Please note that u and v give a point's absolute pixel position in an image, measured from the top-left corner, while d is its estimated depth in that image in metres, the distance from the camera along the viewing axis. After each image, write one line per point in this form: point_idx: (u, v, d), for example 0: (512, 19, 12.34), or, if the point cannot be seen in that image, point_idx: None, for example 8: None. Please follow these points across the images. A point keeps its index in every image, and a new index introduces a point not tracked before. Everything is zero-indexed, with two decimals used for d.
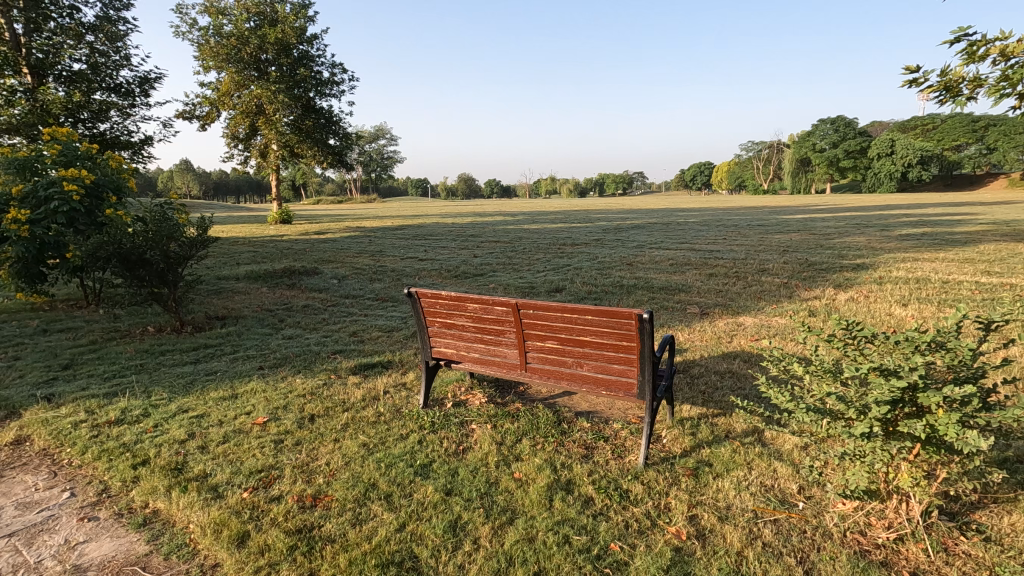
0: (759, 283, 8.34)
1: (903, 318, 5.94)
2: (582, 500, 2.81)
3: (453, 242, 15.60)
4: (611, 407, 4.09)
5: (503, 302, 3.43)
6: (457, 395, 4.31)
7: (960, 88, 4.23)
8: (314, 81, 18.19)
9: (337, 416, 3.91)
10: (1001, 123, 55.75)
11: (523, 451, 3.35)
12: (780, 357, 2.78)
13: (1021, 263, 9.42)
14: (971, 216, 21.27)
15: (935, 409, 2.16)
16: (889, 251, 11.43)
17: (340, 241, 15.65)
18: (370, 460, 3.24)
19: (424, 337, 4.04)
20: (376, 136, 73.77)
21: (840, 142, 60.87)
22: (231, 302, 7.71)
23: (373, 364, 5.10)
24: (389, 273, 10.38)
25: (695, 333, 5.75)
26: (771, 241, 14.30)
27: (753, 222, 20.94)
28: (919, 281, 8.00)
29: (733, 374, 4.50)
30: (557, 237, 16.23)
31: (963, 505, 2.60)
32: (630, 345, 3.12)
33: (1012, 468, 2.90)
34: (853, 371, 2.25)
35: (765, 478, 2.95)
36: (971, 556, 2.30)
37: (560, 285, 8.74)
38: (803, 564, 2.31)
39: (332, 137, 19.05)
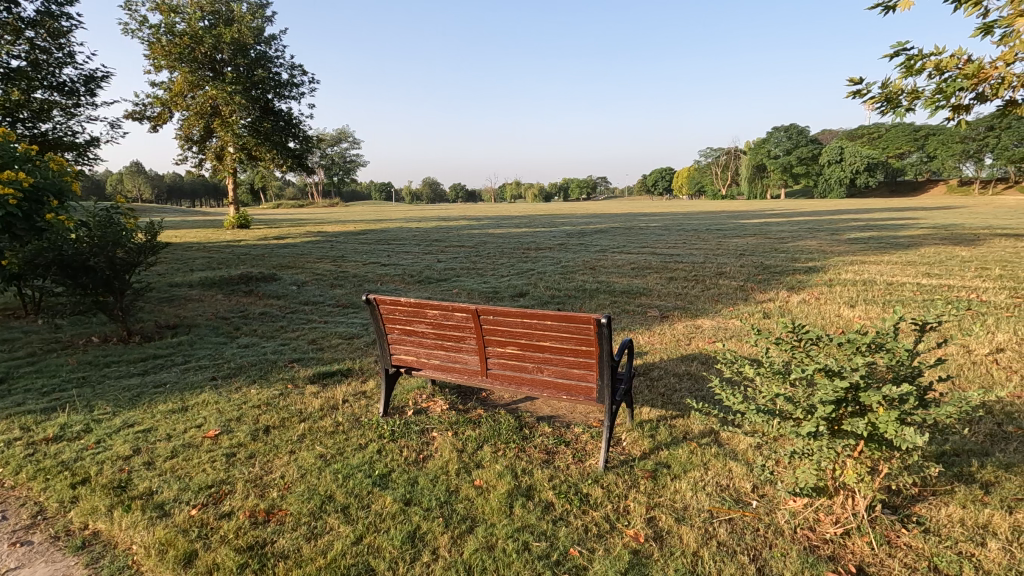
0: (717, 286, 8.57)
1: (851, 319, 6.20)
2: (542, 506, 2.81)
3: (417, 247, 15.49)
4: (572, 411, 4.11)
5: (462, 308, 3.41)
6: (418, 402, 4.26)
7: (900, 99, 4.51)
8: (272, 82, 17.78)
9: (293, 427, 3.80)
10: (940, 132, 59.02)
11: (484, 458, 3.33)
12: (733, 360, 2.85)
13: (958, 265, 9.97)
14: (913, 220, 22.42)
15: (876, 408, 2.26)
16: (839, 255, 11.92)
17: (300, 246, 15.27)
18: (327, 472, 3.16)
19: (383, 344, 3.97)
20: (338, 139, 72.55)
21: (793, 149, 63.26)
22: (183, 310, 7.42)
23: (333, 372, 4.99)
24: (351, 279, 10.21)
25: (655, 336, 5.85)
26: (728, 244, 14.75)
27: (711, 226, 21.56)
28: (866, 283, 8.36)
29: (691, 377, 4.60)
30: (521, 242, 16.31)
31: (904, 498, 2.71)
32: (588, 349, 3.15)
33: (948, 461, 3.05)
34: (800, 372, 2.34)
35: (720, 478, 3.02)
36: (911, 547, 2.39)
37: (524, 290, 8.77)
38: (756, 561, 2.37)
39: (292, 140, 18.64)
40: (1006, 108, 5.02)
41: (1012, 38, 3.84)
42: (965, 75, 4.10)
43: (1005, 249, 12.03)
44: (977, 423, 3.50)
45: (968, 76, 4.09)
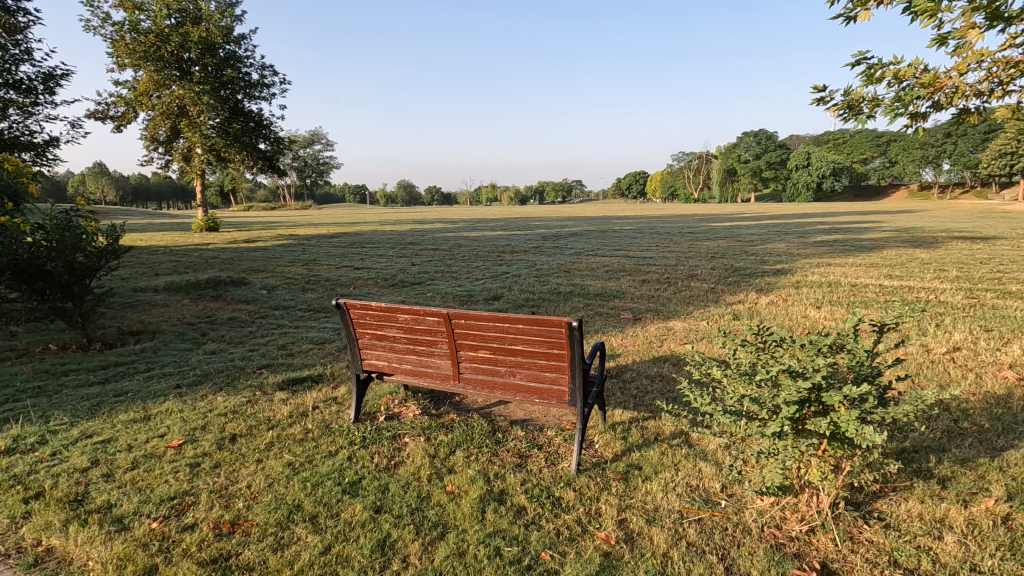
0: (689, 288, 8.70)
1: (817, 320, 6.36)
2: (514, 511, 2.80)
3: (391, 250, 15.35)
4: (545, 414, 4.12)
5: (434, 312, 3.39)
6: (390, 407, 4.21)
7: (861, 107, 4.65)
8: (242, 83, 17.43)
9: (261, 435, 3.71)
10: (901, 138, 61.10)
11: (456, 463, 3.30)
12: (702, 362, 2.89)
13: (917, 266, 10.34)
14: (876, 223, 23.29)
15: (837, 407, 2.32)
16: (806, 257, 12.23)
17: (271, 250, 14.98)
18: (295, 481, 3.09)
19: (354, 350, 3.91)
20: (311, 141, 71.47)
21: (762, 154, 64.73)
22: (147, 316, 7.19)
23: (303, 378, 4.90)
24: (323, 282, 10.06)
25: (628, 338, 5.90)
26: (700, 247, 15.01)
27: (683, 230, 21.90)
28: (831, 285, 8.59)
29: (662, 378, 4.65)
30: (496, 245, 16.33)
31: (866, 495, 2.79)
32: (560, 352, 3.15)
33: (907, 458, 3.14)
34: (765, 373, 2.39)
35: (691, 478, 3.05)
36: (873, 543, 2.45)
37: (498, 293, 8.77)
38: (724, 561, 2.40)
39: (263, 141, 18.30)
40: (961, 117, 5.22)
41: (966, 49, 4.00)
42: (921, 84, 4.26)
43: (962, 252, 12.49)
44: (935, 420, 3.61)
45: (924, 84, 4.25)
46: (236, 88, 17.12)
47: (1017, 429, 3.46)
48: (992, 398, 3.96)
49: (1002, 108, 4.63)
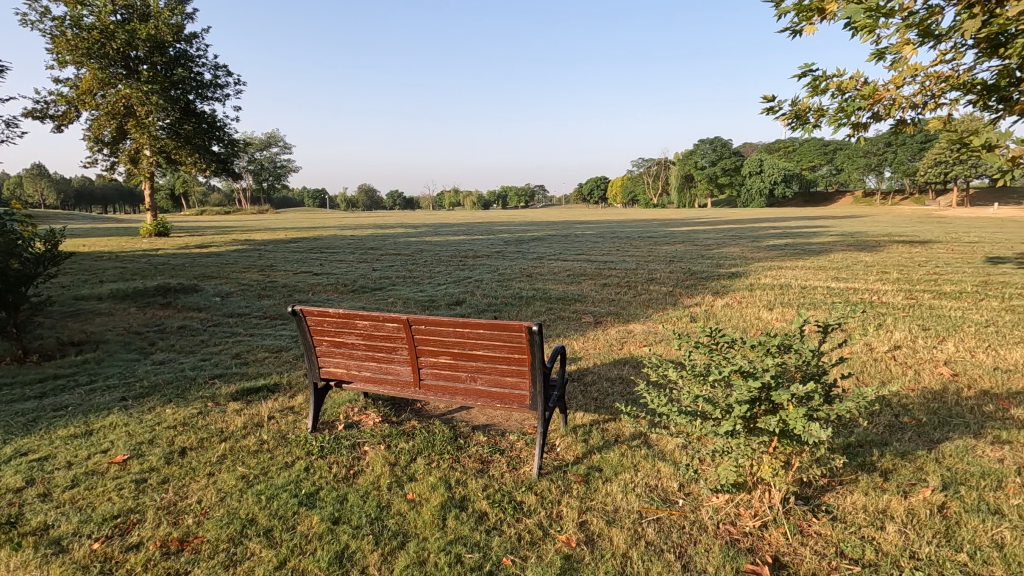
0: (648, 291, 8.89)
1: (769, 322, 6.60)
2: (475, 516, 2.78)
3: (352, 255, 15.11)
4: (507, 419, 4.13)
5: (393, 318, 3.35)
6: (349, 416, 4.12)
7: (808, 116, 4.90)
8: (194, 82, 16.87)
9: (213, 448, 3.58)
10: (846, 147, 64.12)
11: (417, 471, 3.26)
12: (659, 363, 2.95)
13: (861, 269, 10.88)
14: (823, 228, 24.41)
15: (786, 405, 2.41)
16: (759, 261, 12.69)
17: (225, 255, 14.50)
18: (249, 494, 2.99)
19: (311, 358, 3.82)
20: (267, 144, 69.65)
21: (718, 161, 66.69)
22: (90, 326, 6.83)
23: (258, 388, 4.75)
24: (280, 289, 9.79)
25: (589, 341, 5.98)
26: (659, 251, 15.36)
27: (643, 234, 22.38)
28: (782, 287, 8.92)
29: (622, 380, 4.73)
30: (458, 250, 16.27)
31: (815, 489, 2.90)
32: (520, 356, 3.16)
33: (853, 452, 3.29)
34: (718, 373, 2.46)
35: (650, 478, 3.11)
36: (821, 535, 2.55)
37: (460, 298, 8.74)
38: (681, 558, 2.45)
39: (216, 144, 17.73)
40: (898, 128, 5.55)
41: (901, 63, 4.27)
42: (862, 96, 4.52)
43: (902, 254, 13.20)
44: (877, 415, 3.79)
45: (865, 96, 4.52)
46: (188, 88, 16.55)
47: (951, 422, 3.67)
48: (929, 393, 4.19)
49: (933, 119, 4.96)
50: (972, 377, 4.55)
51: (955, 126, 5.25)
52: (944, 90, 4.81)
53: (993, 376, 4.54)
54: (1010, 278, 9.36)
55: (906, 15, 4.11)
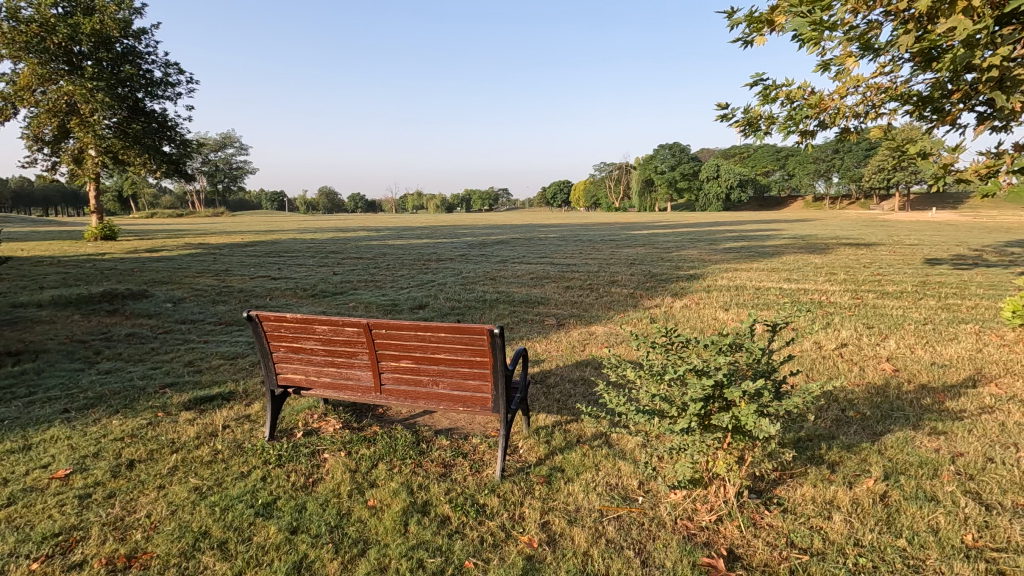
0: (610, 293, 9.03)
1: (724, 322, 6.82)
2: (437, 521, 2.77)
3: (312, 259, 14.82)
4: (471, 422, 4.12)
5: (353, 323, 3.30)
6: (308, 423, 4.04)
7: (759, 123, 5.10)
8: (143, 80, 16.21)
9: (164, 459, 3.45)
10: (797, 154, 66.70)
11: (378, 477, 3.22)
12: (618, 364, 3.00)
13: (811, 270, 11.34)
14: (776, 230, 25.28)
15: (739, 401, 2.51)
16: (716, 263, 13.08)
17: (177, 260, 13.96)
18: (203, 506, 2.90)
19: (268, 364, 3.72)
20: (222, 145, 67.49)
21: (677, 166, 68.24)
22: (29, 335, 6.47)
23: (213, 396, 4.59)
24: (236, 294, 9.51)
25: (552, 343, 6.03)
26: (621, 254, 15.64)
27: (605, 237, 22.71)
28: (738, 289, 9.23)
29: (583, 381, 4.80)
30: (422, 253, 16.17)
31: (767, 482, 3.01)
32: (482, 360, 3.17)
33: (802, 446, 3.43)
34: (674, 372, 2.54)
35: (611, 477, 3.16)
36: (773, 527, 2.65)
37: (423, 301, 8.67)
38: (640, 554, 2.50)
39: (167, 144, 17.04)
40: (843, 137, 5.82)
41: (845, 74, 4.49)
42: (809, 104, 4.74)
43: (849, 256, 13.80)
44: (826, 410, 3.96)
45: (812, 105, 4.73)
46: (136, 86, 15.89)
47: (893, 415, 3.87)
48: (873, 388, 4.41)
49: (874, 128, 5.24)
50: (912, 372, 4.81)
51: (894, 135, 5.55)
52: (883, 100, 5.09)
53: (930, 371, 4.81)
54: (946, 278, 9.93)
55: (849, 29, 4.32)
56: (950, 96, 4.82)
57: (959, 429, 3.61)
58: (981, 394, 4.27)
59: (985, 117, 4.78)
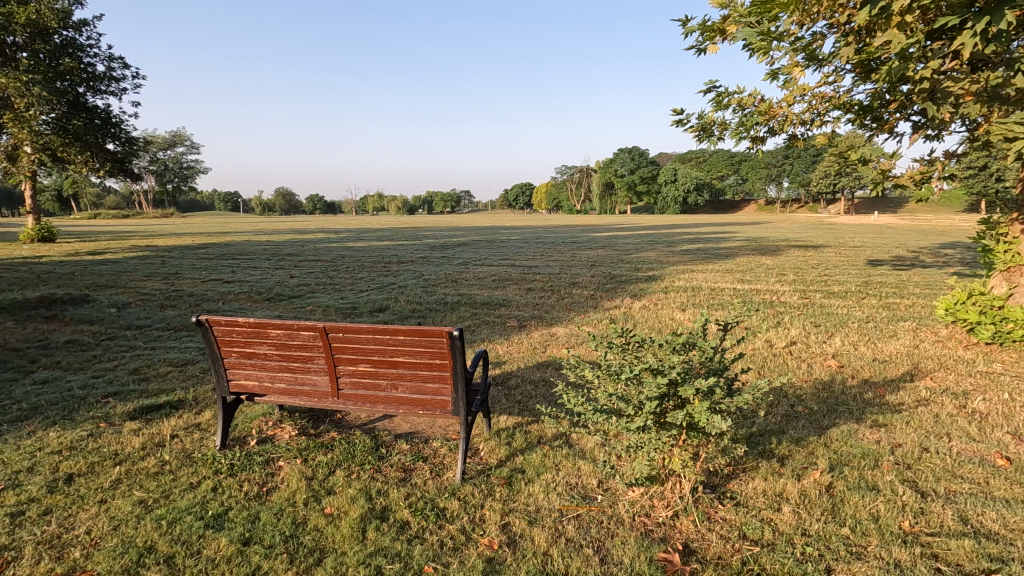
0: (571, 295, 9.12)
1: (681, 322, 7.00)
2: (397, 526, 2.74)
3: (268, 261, 14.43)
4: (431, 425, 4.09)
5: (309, 326, 3.23)
6: (263, 431, 3.92)
7: (713, 129, 5.26)
8: (83, 74, 15.39)
9: (106, 472, 3.28)
10: (750, 159, 69.07)
11: (336, 484, 3.15)
12: (577, 364, 3.03)
13: (763, 271, 11.74)
14: (730, 232, 26.05)
15: (693, 399, 2.58)
16: (673, 264, 13.41)
17: (122, 263, 13.30)
18: (148, 519, 2.77)
19: (219, 370, 3.59)
20: (171, 143, 64.83)
21: (636, 169, 69.51)
22: None
23: (160, 405, 4.41)
24: (186, 297, 9.15)
25: (513, 345, 6.05)
26: (581, 255, 15.79)
27: (566, 239, 22.96)
28: (694, 289, 9.49)
29: (544, 382, 4.83)
30: (382, 255, 15.94)
31: (721, 477, 3.10)
32: (442, 362, 3.15)
33: (755, 441, 3.55)
34: (630, 371, 2.59)
35: (570, 477, 3.19)
36: (726, 520, 2.73)
37: (384, 304, 8.55)
38: (599, 552, 2.53)
39: (111, 141, 16.16)
40: (791, 144, 6.07)
41: (792, 83, 4.68)
42: (759, 112, 4.92)
43: (798, 258, 14.37)
44: (776, 405, 4.12)
45: (761, 112, 4.92)
46: (77, 79, 15.04)
47: (837, 409, 4.06)
48: (820, 384, 4.61)
49: (819, 134, 5.48)
50: (855, 367, 5.06)
51: (837, 141, 5.83)
52: (827, 108, 5.33)
53: (871, 366, 5.06)
54: (886, 278, 10.50)
55: (795, 39, 4.51)
56: (887, 106, 5.09)
57: (897, 421, 3.81)
58: (918, 387, 4.52)
59: (920, 126, 5.07)
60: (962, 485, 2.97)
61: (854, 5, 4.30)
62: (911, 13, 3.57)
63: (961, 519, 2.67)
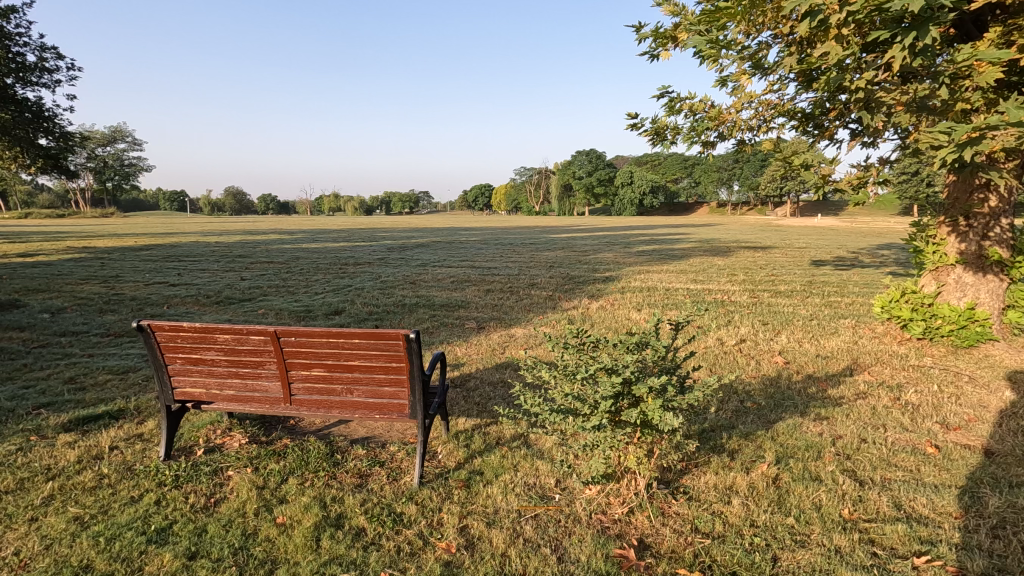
0: (530, 296, 9.17)
1: (636, 321, 7.17)
2: (352, 533, 2.68)
3: (217, 263, 13.89)
4: (389, 429, 4.04)
5: (259, 331, 3.13)
6: (211, 439, 3.78)
7: (666, 132, 5.39)
8: (12, 64, 14.21)
9: (38, 488, 3.08)
10: (702, 163, 71.14)
11: (289, 492, 3.07)
12: (533, 365, 3.05)
13: (715, 271, 12.12)
14: (683, 233, 26.74)
15: (647, 397, 2.64)
16: (629, 264, 13.66)
17: (55, 265, 12.51)
18: (84, 536, 2.62)
19: (163, 378, 3.44)
20: (111, 140, 61.54)
21: (593, 172, 70.52)
22: None
23: (99, 415, 4.18)
24: (128, 302, 8.70)
25: (472, 346, 6.03)
26: (540, 256, 15.91)
27: (525, 240, 23.09)
28: (650, 289, 9.70)
29: (503, 384, 4.84)
30: (338, 256, 15.61)
31: (675, 473, 3.18)
32: (398, 366, 3.10)
33: (707, 436, 3.66)
34: (586, 371, 2.63)
35: (529, 477, 3.21)
36: (679, 514, 2.80)
37: (339, 307, 8.37)
38: (557, 551, 2.55)
39: (43, 136, 15.07)
40: (739, 148, 6.29)
41: (740, 90, 4.85)
42: (709, 117, 5.09)
43: (747, 259, 14.92)
44: (726, 401, 4.26)
45: (711, 117, 5.09)
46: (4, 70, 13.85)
47: (783, 403, 4.23)
48: (767, 379, 4.81)
49: (765, 140, 5.70)
50: (800, 363, 5.29)
51: (781, 146, 6.08)
52: (772, 115, 5.56)
53: (815, 362, 5.31)
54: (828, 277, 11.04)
55: (742, 48, 4.68)
56: (827, 114, 5.35)
57: (838, 414, 4.00)
58: (857, 381, 4.77)
59: (857, 133, 5.34)
60: (896, 473, 3.15)
61: (795, 16, 4.50)
62: (847, 26, 3.77)
63: (895, 505, 2.83)
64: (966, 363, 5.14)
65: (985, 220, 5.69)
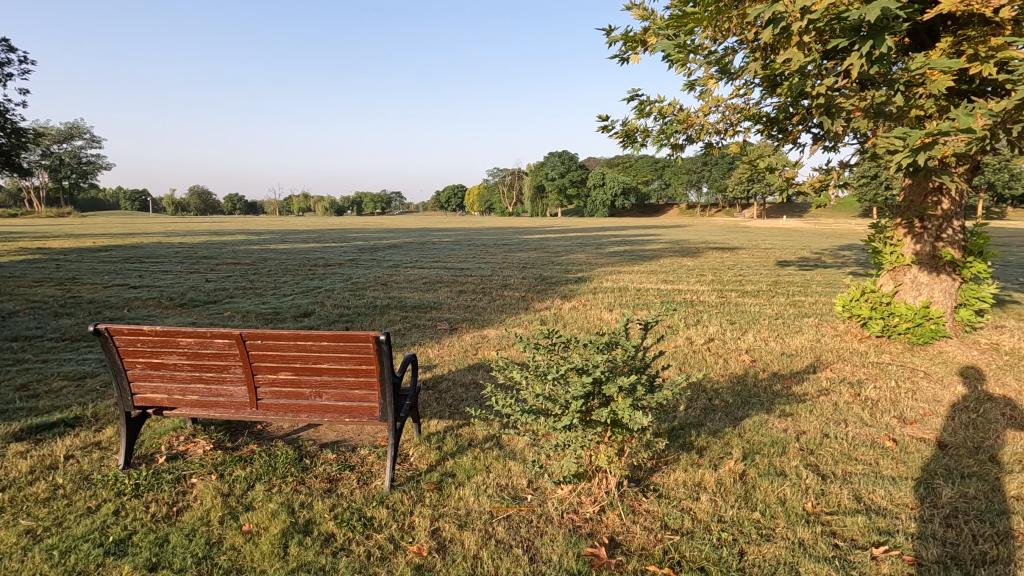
0: (502, 297, 9.17)
1: (608, 322, 7.24)
2: (321, 539, 2.63)
3: (181, 264, 13.50)
4: (359, 433, 3.98)
5: (224, 334, 3.05)
6: (173, 447, 3.66)
7: (637, 134, 5.46)
8: None
9: None
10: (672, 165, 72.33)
11: (256, 498, 2.99)
12: (505, 366, 3.05)
13: (684, 271, 12.35)
14: (653, 235, 27.16)
15: (617, 397, 2.67)
16: (600, 265, 13.78)
17: (7, 267, 11.97)
18: (37, 550, 2.51)
19: (122, 384, 3.32)
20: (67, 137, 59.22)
21: (566, 173, 71.01)
22: None
23: (54, 423, 4.01)
24: (85, 304, 8.39)
25: (444, 348, 6.00)
26: (513, 258, 15.95)
27: (498, 241, 23.11)
28: (621, 290, 9.82)
29: (475, 385, 4.83)
30: (308, 258, 15.34)
31: (645, 471, 3.22)
32: (368, 368, 3.06)
33: (676, 434, 3.72)
34: (557, 371, 2.64)
35: (501, 478, 3.20)
36: (649, 512, 2.84)
37: (309, 309, 8.23)
38: (529, 551, 2.56)
39: None
40: (706, 151, 6.42)
41: (707, 94, 4.95)
42: (678, 120, 5.18)
43: (715, 260, 15.24)
44: (695, 399, 4.34)
45: (680, 121, 5.18)
46: None
47: (750, 401, 4.33)
48: (734, 377, 4.92)
49: (731, 143, 5.83)
50: (766, 361, 5.43)
51: (747, 150, 6.22)
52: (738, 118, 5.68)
53: (780, 360, 5.45)
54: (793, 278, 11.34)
55: (709, 53, 4.78)
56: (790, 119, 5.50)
57: (802, 410, 4.12)
58: (819, 378, 4.91)
59: (819, 137, 5.51)
60: (857, 467, 3.26)
61: (760, 23, 4.62)
62: (809, 34, 3.89)
63: (855, 498, 2.92)
64: (921, 360, 5.35)
65: (938, 222, 5.92)
